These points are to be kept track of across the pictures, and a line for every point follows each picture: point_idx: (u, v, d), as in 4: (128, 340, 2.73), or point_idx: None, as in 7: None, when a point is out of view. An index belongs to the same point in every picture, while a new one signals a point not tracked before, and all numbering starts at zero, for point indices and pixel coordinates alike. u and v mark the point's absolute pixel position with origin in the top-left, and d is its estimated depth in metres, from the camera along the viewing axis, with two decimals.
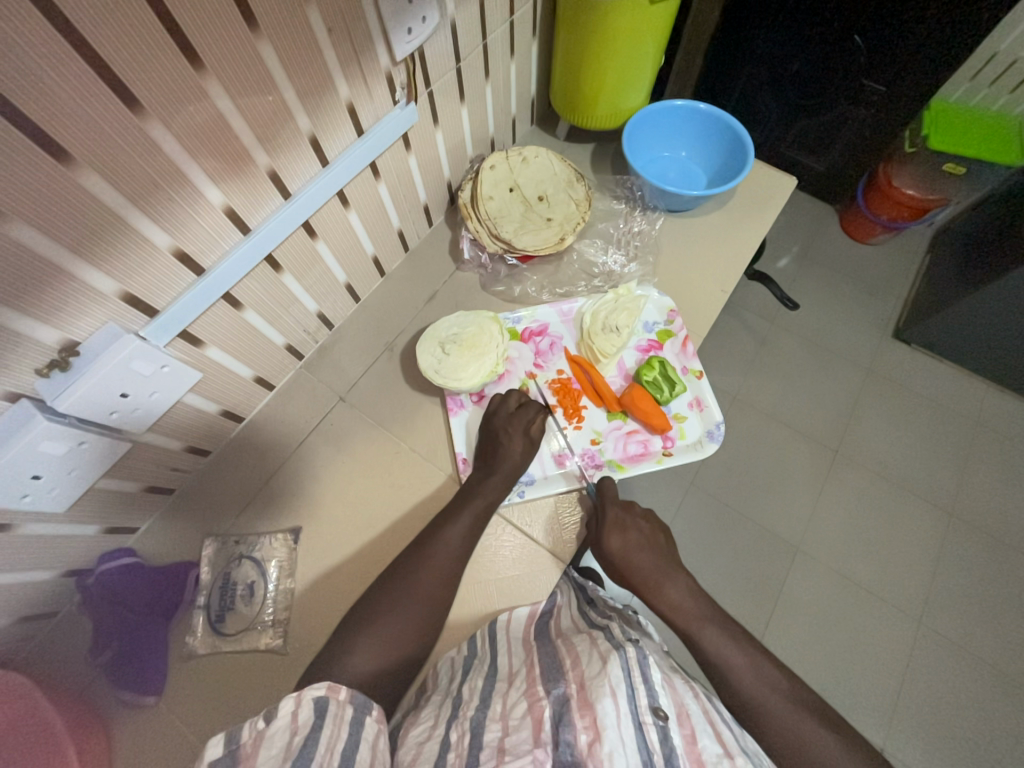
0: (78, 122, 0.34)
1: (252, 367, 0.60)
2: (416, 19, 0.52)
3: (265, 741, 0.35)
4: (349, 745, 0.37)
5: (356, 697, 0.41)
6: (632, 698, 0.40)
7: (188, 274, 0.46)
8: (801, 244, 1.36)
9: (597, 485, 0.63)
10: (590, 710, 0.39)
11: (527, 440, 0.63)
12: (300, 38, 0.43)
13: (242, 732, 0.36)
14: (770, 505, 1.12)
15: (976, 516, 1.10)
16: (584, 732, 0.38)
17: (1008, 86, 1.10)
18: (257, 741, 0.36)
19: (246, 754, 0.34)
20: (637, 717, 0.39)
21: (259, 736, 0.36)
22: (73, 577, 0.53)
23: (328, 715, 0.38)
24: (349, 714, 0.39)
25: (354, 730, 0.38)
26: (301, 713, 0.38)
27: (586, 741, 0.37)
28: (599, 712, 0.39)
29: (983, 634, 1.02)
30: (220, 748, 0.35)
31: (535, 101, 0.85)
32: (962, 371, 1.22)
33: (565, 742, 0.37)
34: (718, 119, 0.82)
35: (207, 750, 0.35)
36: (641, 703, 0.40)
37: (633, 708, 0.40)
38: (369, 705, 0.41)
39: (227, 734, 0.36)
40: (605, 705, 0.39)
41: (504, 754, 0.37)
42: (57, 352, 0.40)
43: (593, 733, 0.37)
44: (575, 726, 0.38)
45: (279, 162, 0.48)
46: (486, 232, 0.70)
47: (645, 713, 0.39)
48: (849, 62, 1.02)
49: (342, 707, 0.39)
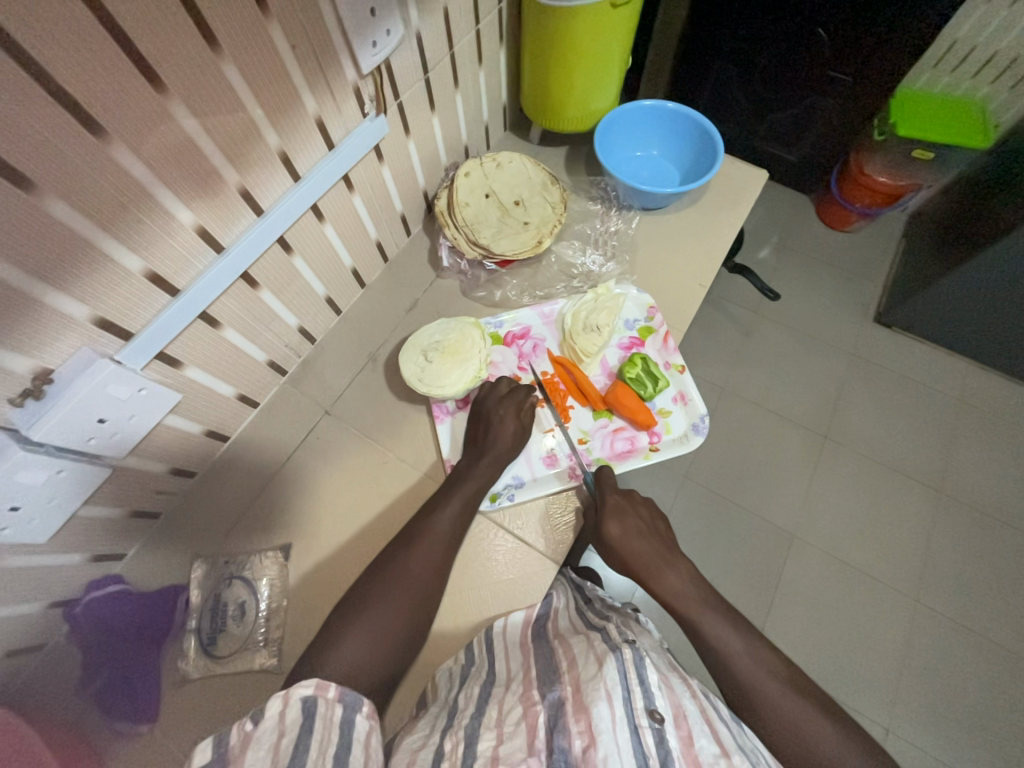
0: (41, 150, 0.33)
1: (233, 384, 0.60)
2: (380, 32, 0.52)
3: (254, 743, 0.35)
4: (339, 747, 0.37)
5: (345, 696, 0.41)
6: (628, 701, 0.40)
7: (162, 295, 0.46)
8: (779, 235, 1.38)
9: (594, 485, 0.63)
10: (586, 714, 0.39)
11: (518, 425, 0.63)
12: (264, 57, 0.44)
13: (231, 733, 0.36)
14: (763, 494, 1.13)
15: (964, 494, 1.12)
16: (578, 737, 0.38)
17: (970, 72, 1.12)
18: (245, 743, 0.35)
19: (233, 756, 0.34)
20: (633, 721, 0.39)
21: (247, 738, 0.35)
22: (60, 608, 0.51)
23: (317, 715, 0.38)
24: (339, 715, 0.39)
25: (344, 733, 0.38)
26: (288, 714, 0.37)
27: (581, 746, 0.37)
28: (593, 717, 0.39)
29: (978, 610, 1.03)
30: (209, 750, 0.35)
31: (507, 107, 0.86)
32: (943, 351, 1.24)
33: (559, 749, 0.37)
34: (687, 116, 0.83)
35: (196, 754, 0.34)
36: (637, 706, 0.40)
37: (628, 710, 0.40)
38: (360, 703, 0.41)
39: (216, 737, 0.35)
40: (600, 709, 0.39)
41: (499, 763, 0.37)
42: (32, 381, 0.40)
43: (588, 738, 0.38)
44: (569, 732, 0.38)
45: (250, 180, 0.48)
46: (464, 239, 0.70)
47: (642, 715, 0.39)
48: (814, 55, 1.04)
49: (331, 707, 0.39)
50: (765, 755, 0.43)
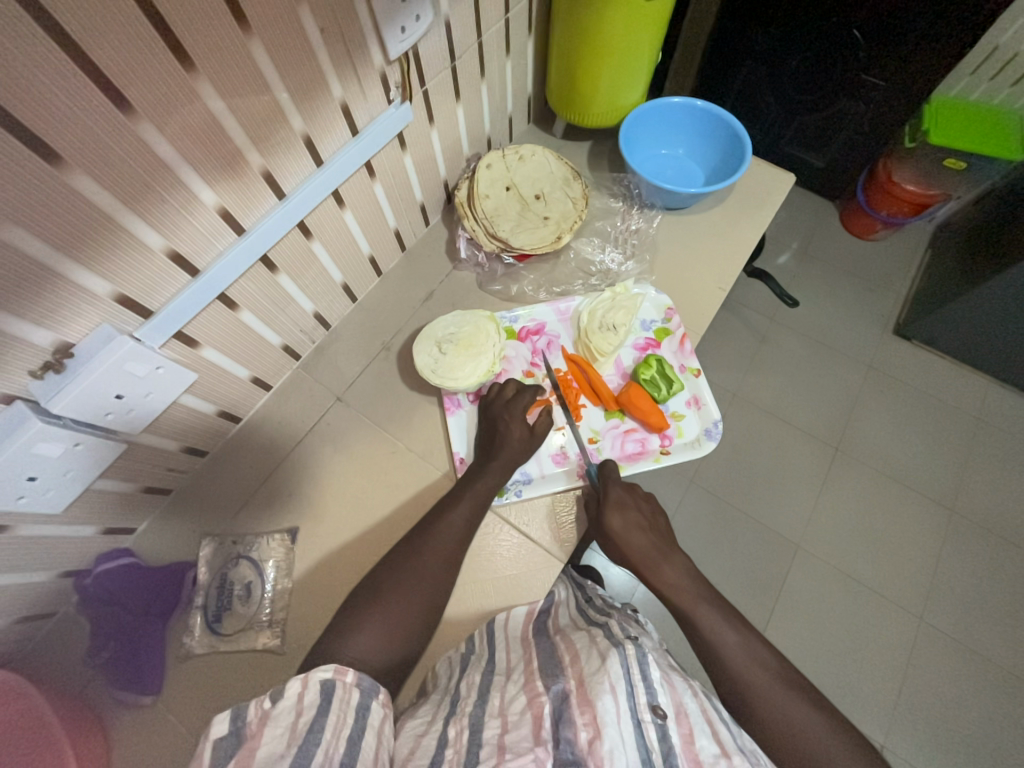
0: (69, 125, 0.33)
1: (248, 368, 0.60)
2: (409, 17, 0.52)
3: (272, 720, 0.36)
4: (354, 730, 0.38)
5: (364, 680, 0.41)
6: (631, 696, 0.40)
7: (182, 275, 0.46)
8: (800, 241, 1.35)
9: (596, 476, 0.62)
10: (591, 707, 0.39)
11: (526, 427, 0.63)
12: (292, 39, 0.43)
13: (250, 709, 0.37)
14: (770, 503, 1.11)
15: (977, 514, 1.10)
16: (584, 729, 0.38)
17: (1009, 81, 1.09)
18: (263, 719, 0.36)
19: (253, 732, 0.35)
20: (636, 715, 0.39)
21: (265, 716, 0.36)
22: (71, 578, 0.53)
23: (335, 698, 0.39)
24: (356, 699, 0.40)
25: (360, 716, 0.39)
26: (308, 696, 0.38)
27: (587, 738, 0.38)
28: (599, 710, 0.39)
29: (984, 632, 1.01)
30: (226, 724, 0.36)
31: (532, 99, 0.85)
32: (964, 368, 1.21)
33: (565, 740, 0.38)
34: (716, 115, 0.81)
35: (215, 726, 0.36)
36: (640, 701, 0.40)
37: (632, 706, 0.40)
38: (377, 689, 0.42)
39: (233, 712, 0.37)
40: (605, 703, 0.39)
41: (504, 752, 0.37)
42: (51, 354, 0.40)
43: (594, 730, 0.38)
44: (575, 723, 0.39)
45: (273, 163, 0.48)
46: (483, 231, 0.70)
47: (644, 711, 0.40)
48: (848, 57, 1.01)
49: (349, 690, 0.40)
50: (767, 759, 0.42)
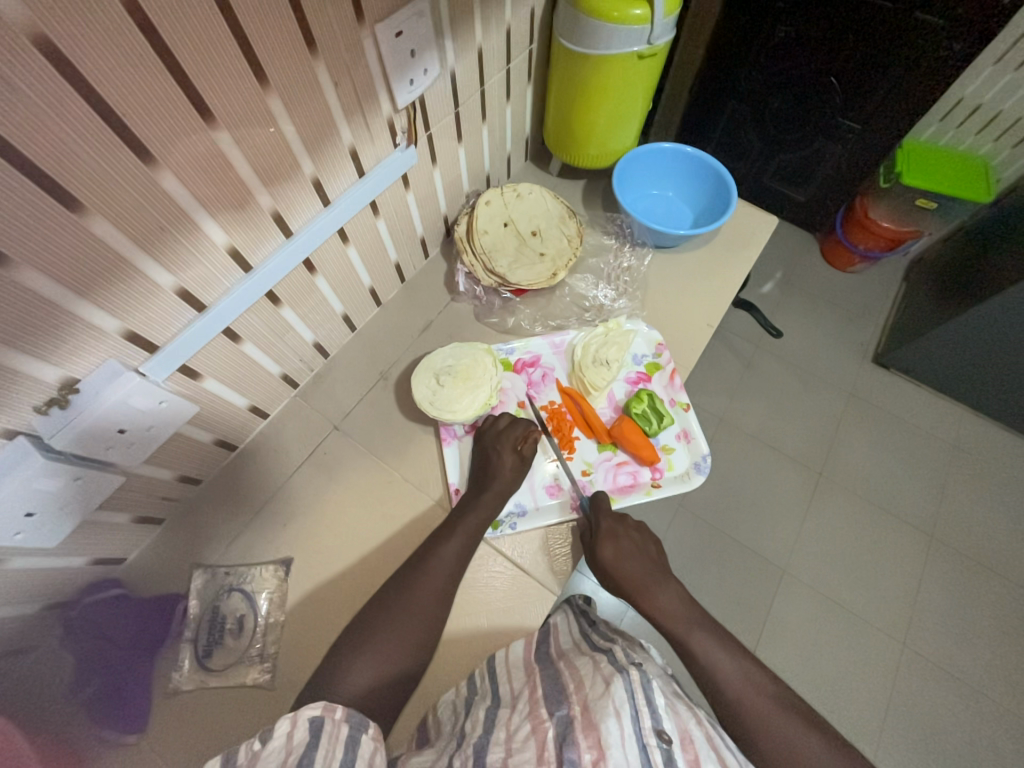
0: (92, 175, 0.35)
1: (247, 396, 0.60)
2: (417, 70, 0.55)
3: (261, 760, 0.36)
4: (343, 762, 0.38)
5: (352, 716, 0.41)
6: (636, 719, 0.40)
7: (189, 311, 0.47)
8: (783, 272, 1.41)
9: (589, 508, 0.64)
10: (595, 730, 0.40)
11: (518, 457, 0.64)
12: (307, 91, 0.45)
13: (238, 751, 0.36)
14: (757, 527, 1.13)
15: (955, 540, 1.13)
16: (587, 751, 0.38)
17: (974, 128, 1.17)
18: (254, 759, 0.36)
19: None
20: (642, 739, 0.39)
21: (255, 754, 0.36)
22: (56, 610, 0.50)
23: (323, 733, 0.39)
24: (345, 733, 0.40)
25: (350, 749, 0.39)
26: (297, 733, 0.38)
27: (591, 759, 0.38)
28: (603, 733, 0.39)
29: (965, 657, 1.03)
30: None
31: (530, 138, 0.89)
32: (939, 397, 1.26)
33: (569, 760, 0.38)
34: (704, 162, 0.85)
35: None
36: (645, 726, 0.40)
37: (637, 729, 0.40)
38: (366, 723, 0.42)
39: (225, 755, 0.36)
40: (609, 725, 0.40)
41: None
42: (57, 390, 0.40)
43: (598, 752, 0.38)
44: (579, 745, 0.39)
45: (283, 204, 0.50)
46: (481, 267, 0.72)
47: (650, 735, 0.40)
48: (825, 101, 1.08)
49: (338, 725, 0.40)
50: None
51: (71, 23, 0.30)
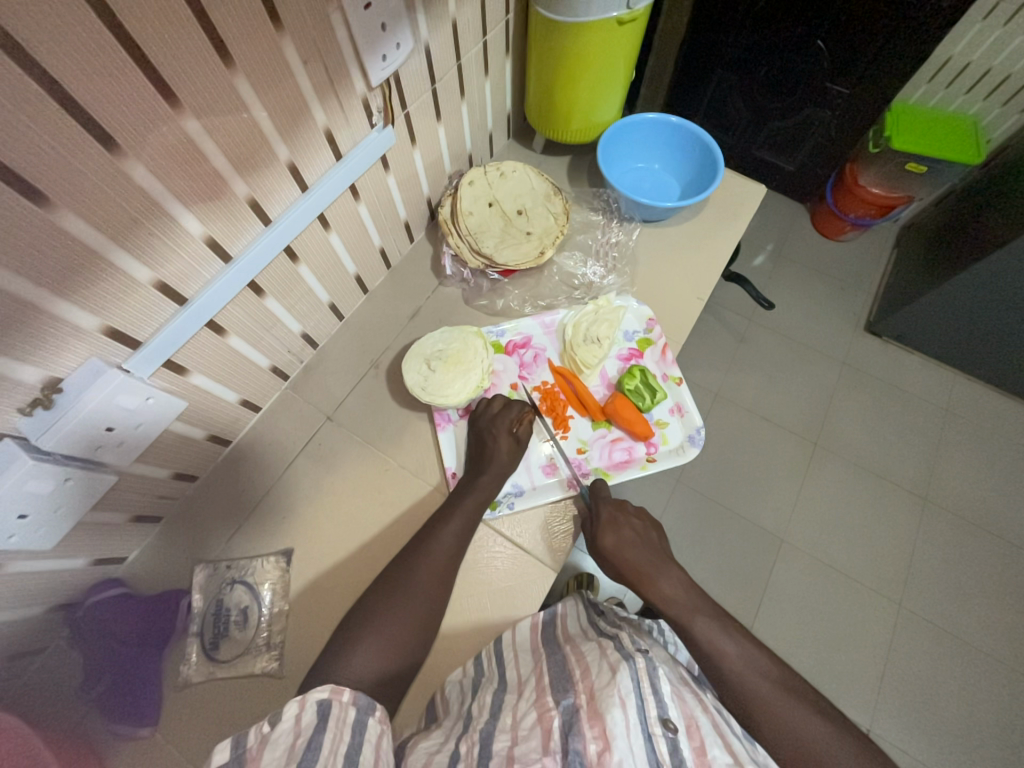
0: (58, 167, 0.34)
1: (237, 391, 0.60)
2: (389, 45, 0.53)
3: (271, 742, 0.36)
4: (351, 746, 0.38)
5: (359, 698, 0.42)
6: (642, 709, 0.41)
7: (170, 305, 0.46)
8: (774, 243, 1.40)
9: (588, 497, 0.64)
10: (600, 719, 0.40)
11: (514, 439, 0.64)
12: (276, 72, 0.44)
13: (248, 734, 0.37)
14: (754, 498, 1.15)
15: (948, 501, 1.15)
16: (592, 741, 0.39)
17: (963, 88, 1.15)
18: (263, 742, 0.36)
19: (251, 755, 0.35)
20: (647, 728, 0.39)
21: (264, 738, 0.37)
22: (61, 611, 0.52)
23: (332, 717, 0.39)
24: (353, 716, 0.40)
25: (357, 732, 0.40)
26: (305, 716, 0.39)
27: (596, 750, 0.38)
28: (608, 723, 0.39)
29: (958, 614, 1.06)
30: (227, 752, 0.36)
31: (511, 115, 0.87)
32: (931, 362, 1.27)
33: (574, 751, 0.38)
34: (689, 131, 0.84)
35: (215, 754, 0.36)
36: (651, 715, 0.40)
37: (642, 719, 0.40)
38: (372, 706, 0.42)
39: (234, 738, 0.37)
40: (614, 715, 0.40)
41: (513, 762, 0.38)
42: (40, 391, 0.40)
43: (603, 742, 0.38)
44: (584, 735, 0.39)
45: (259, 191, 0.49)
46: (467, 249, 0.71)
47: (655, 724, 0.40)
48: (812, 66, 1.05)
49: (345, 708, 0.41)
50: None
51: (21, 6, 0.28)
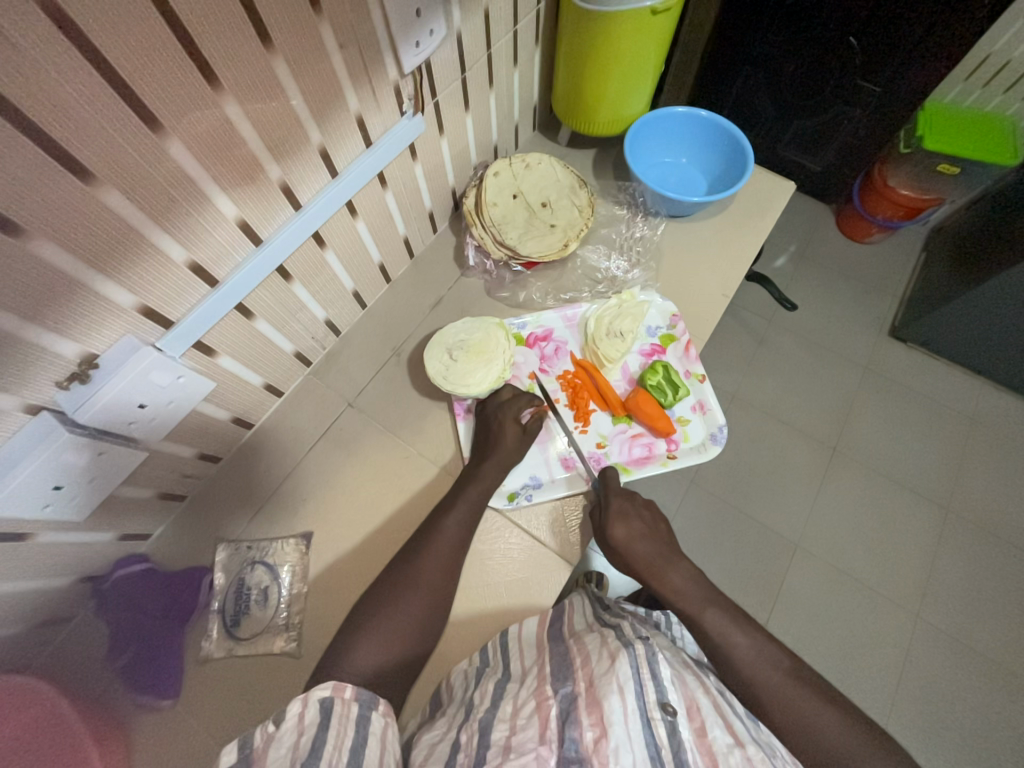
0: (103, 144, 0.34)
1: (261, 374, 0.61)
2: (423, 32, 0.53)
3: (275, 742, 0.36)
4: (356, 741, 0.38)
5: (361, 694, 0.42)
6: (641, 693, 0.41)
7: (202, 286, 0.47)
8: (797, 244, 1.37)
9: (599, 486, 0.63)
10: (597, 708, 0.40)
11: (520, 430, 0.64)
12: (312, 54, 0.44)
13: (254, 735, 0.37)
14: (769, 503, 1.13)
15: (971, 512, 1.12)
16: (590, 729, 0.39)
17: (1001, 87, 1.11)
18: (268, 742, 0.36)
19: (258, 755, 0.35)
20: (645, 713, 0.40)
21: (270, 738, 0.37)
22: (88, 583, 0.53)
23: (334, 714, 0.39)
24: (355, 712, 0.40)
25: (361, 728, 0.39)
26: (308, 714, 0.38)
27: (593, 737, 0.38)
28: (606, 709, 0.39)
29: (978, 628, 1.03)
30: (234, 753, 0.35)
31: (538, 107, 0.86)
32: (958, 369, 1.24)
33: (570, 739, 0.38)
34: (719, 126, 0.82)
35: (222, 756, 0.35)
36: (650, 699, 0.41)
37: (640, 704, 0.40)
38: (375, 700, 0.42)
39: (241, 739, 0.36)
40: (612, 703, 0.40)
41: (510, 752, 0.38)
42: (78, 365, 0.41)
43: (600, 730, 0.38)
44: (581, 724, 0.39)
45: (291, 175, 0.49)
46: (491, 239, 0.71)
47: (654, 709, 0.40)
48: (844, 63, 1.03)
49: (348, 705, 0.40)
50: (782, 748, 0.43)
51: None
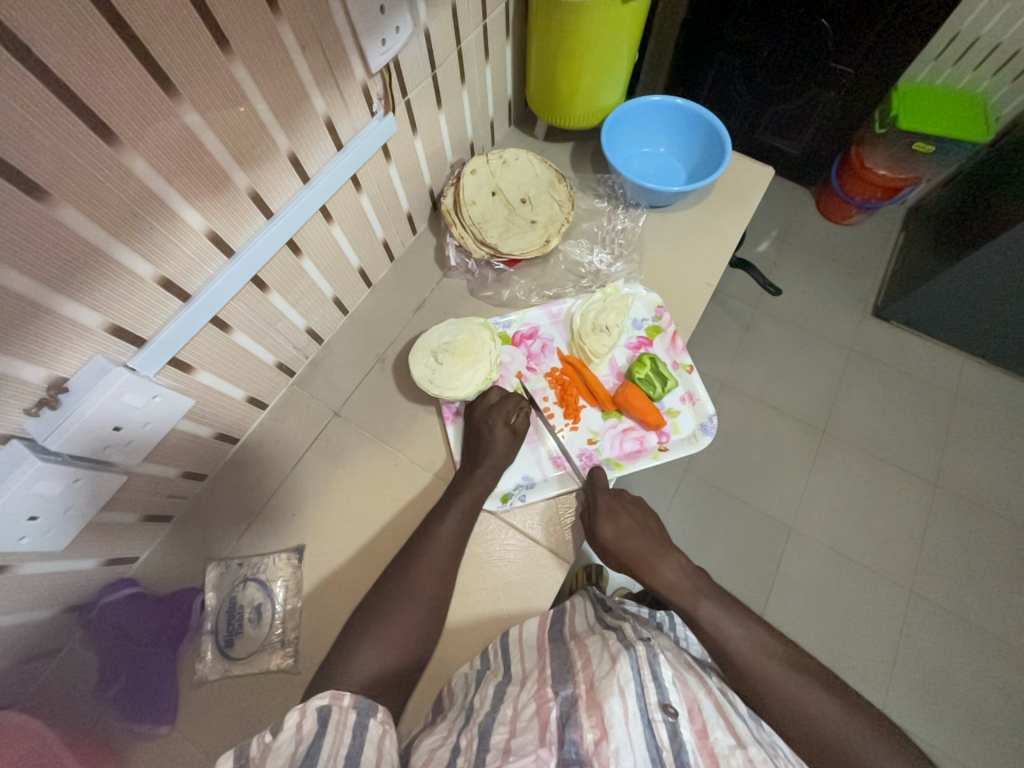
0: (56, 161, 0.33)
1: (243, 388, 0.59)
2: (389, 30, 0.51)
3: (272, 752, 0.36)
4: (353, 748, 0.38)
5: (360, 701, 0.41)
6: (642, 696, 0.41)
7: (174, 301, 0.46)
8: (779, 228, 1.38)
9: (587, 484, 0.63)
10: (598, 709, 0.40)
11: (509, 432, 0.64)
12: (273, 57, 0.43)
13: (250, 745, 0.36)
14: (762, 487, 1.14)
15: (959, 485, 1.14)
16: (590, 731, 0.38)
17: (972, 64, 1.12)
18: (265, 751, 0.36)
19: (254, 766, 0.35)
20: (647, 714, 0.40)
21: (266, 748, 0.36)
22: (74, 612, 0.52)
23: (331, 722, 0.39)
24: (353, 720, 0.40)
25: (358, 735, 0.39)
26: (306, 724, 0.38)
27: (593, 740, 0.38)
28: (606, 712, 0.39)
29: (970, 599, 1.06)
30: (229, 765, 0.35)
31: (512, 102, 0.85)
32: (941, 345, 1.25)
33: (570, 741, 0.38)
34: (695, 114, 0.82)
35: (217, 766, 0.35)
36: (651, 700, 0.41)
37: (642, 705, 0.40)
38: (374, 707, 0.42)
39: (236, 749, 0.36)
40: (612, 704, 0.40)
41: (509, 755, 0.37)
42: (46, 390, 0.39)
43: (601, 732, 0.38)
44: (581, 725, 0.39)
45: (260, 182, 0.48)
46: (472, 239, 0.70)
47: (655, 709, 0.40)
48: (817, 46, 1.03)
49: (345, 712, 0.40)
50: (787, 750, 0.44)
51: (26, 7, 0.28)
